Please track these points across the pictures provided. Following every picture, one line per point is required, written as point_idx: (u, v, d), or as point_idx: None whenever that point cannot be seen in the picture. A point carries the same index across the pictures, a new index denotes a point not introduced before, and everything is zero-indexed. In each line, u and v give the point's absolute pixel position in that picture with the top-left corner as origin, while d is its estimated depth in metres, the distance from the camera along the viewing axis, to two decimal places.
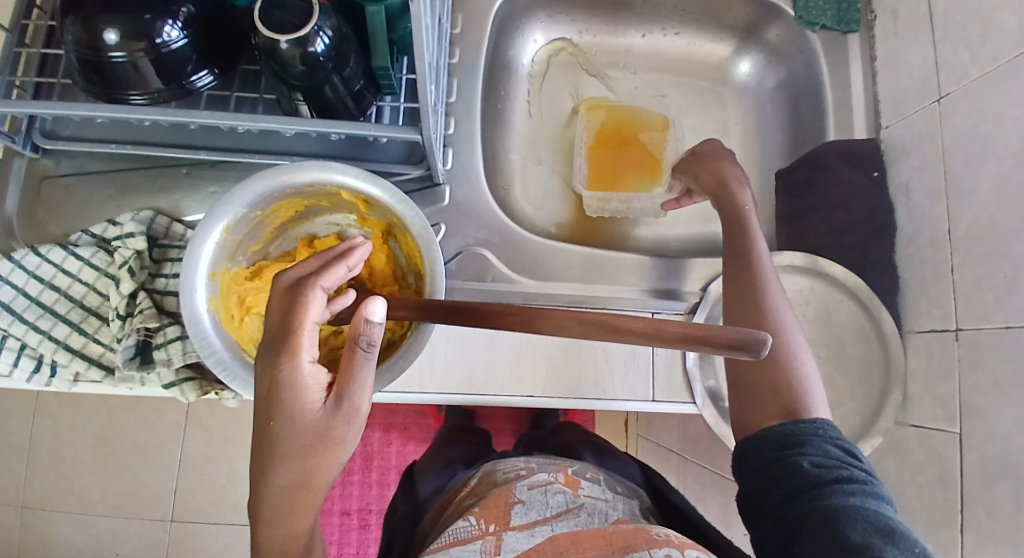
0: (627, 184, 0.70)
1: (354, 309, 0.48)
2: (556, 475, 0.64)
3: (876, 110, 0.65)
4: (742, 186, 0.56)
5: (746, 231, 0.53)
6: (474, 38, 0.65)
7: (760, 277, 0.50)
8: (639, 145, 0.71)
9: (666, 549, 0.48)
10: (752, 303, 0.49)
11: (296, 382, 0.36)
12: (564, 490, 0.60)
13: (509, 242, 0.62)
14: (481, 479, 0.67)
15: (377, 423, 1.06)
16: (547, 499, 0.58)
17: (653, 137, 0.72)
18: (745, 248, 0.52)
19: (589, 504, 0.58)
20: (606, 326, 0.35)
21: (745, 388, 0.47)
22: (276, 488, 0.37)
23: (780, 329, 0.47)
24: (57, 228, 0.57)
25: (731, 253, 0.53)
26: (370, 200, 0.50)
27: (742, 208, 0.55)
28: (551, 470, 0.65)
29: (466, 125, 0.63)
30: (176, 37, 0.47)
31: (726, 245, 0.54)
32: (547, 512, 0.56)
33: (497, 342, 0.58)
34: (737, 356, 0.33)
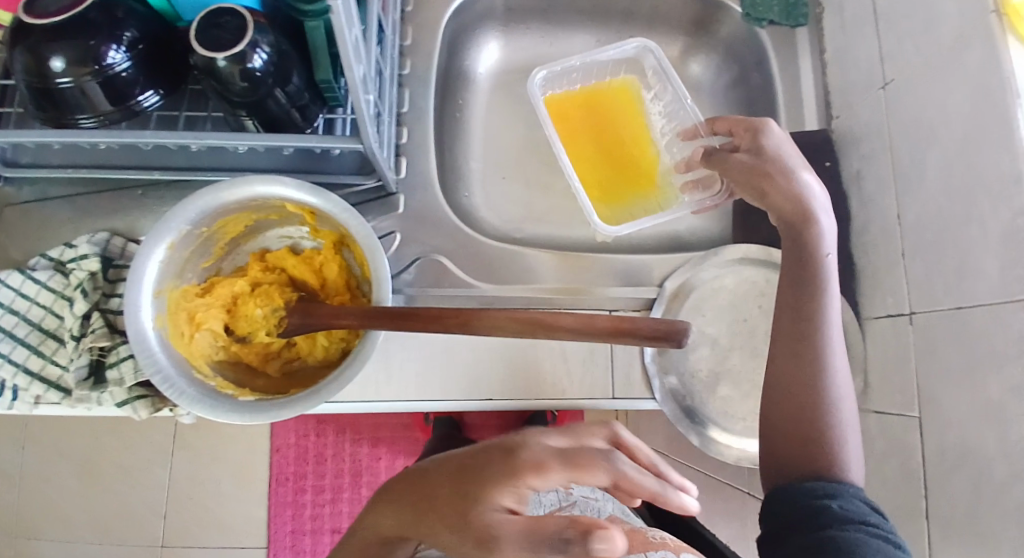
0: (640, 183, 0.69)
1: (301, 318, 0.49)
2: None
3: (825, 102, 0.65)
4: (817, 214, 0.50)
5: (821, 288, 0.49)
6: (425, 47, 0.65)
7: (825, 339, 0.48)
8: (630, 131, 0.70)
9: (666, 551, 0.45)
10: (807, 379, 0.47)
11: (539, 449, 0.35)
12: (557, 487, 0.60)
13: (467, 247, 0.62)
14: None
15: None
16: (541, 497, 0.57)
17: (636, 112, 0.71)
18: (811, 314, 0.49)
19: (579, 500, 0.58)
20: (540, 325, 0.39)
21: (778, 447, 0.48)
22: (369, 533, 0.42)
23: (832, 417, 0.47)
24: (16, 252, 0.58)
25: (799, 306, 0.49)
26: (316, 211, 0.50)
27: (822, 258, 0.49)
28: None
29: (420, 133, 0.63)
30: (122, 60, 0.48)
31: (792, 294, 0.50)
32: (541, 509, 0.54)
33: (454, 347, 0.58)
34: (660, 345, 0.36)
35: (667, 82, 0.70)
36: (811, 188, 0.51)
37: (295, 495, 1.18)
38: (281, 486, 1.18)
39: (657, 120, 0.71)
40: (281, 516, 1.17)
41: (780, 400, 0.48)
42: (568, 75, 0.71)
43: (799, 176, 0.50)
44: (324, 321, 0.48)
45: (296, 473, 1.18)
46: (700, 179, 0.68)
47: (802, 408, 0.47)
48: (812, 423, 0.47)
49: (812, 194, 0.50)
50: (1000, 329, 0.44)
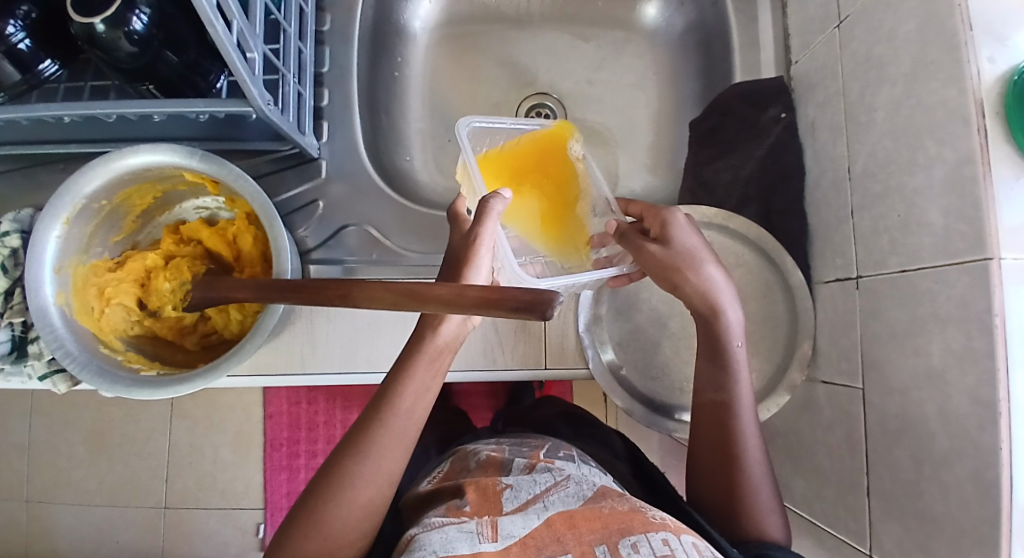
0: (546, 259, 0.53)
1: (204, 291, 0.48)
2: (528, 455, 0.53)
3: (785, 45, 0.59)
4: (718, 302, 0.46)
5: (728, 391, 0.47)
6: (345, 3, 0.61)
7: (738, 421, 0.47)
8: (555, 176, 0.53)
9: (663, 533, 0.38)
10: (727, 467, 0.46)
11: (440, 340, 0.44)
12: (550, 466, 0.49)
13: (394, 215, 0.60)
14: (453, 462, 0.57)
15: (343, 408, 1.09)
16: (531, 477, 0.47)
17: (560, 167, 0.53)
18: (726, 415, 0.47)
19: (574, 474, 0.48)
20: (411, 296, 0.36)
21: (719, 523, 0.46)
22: (350, 519, 0.41)
23: (760, 497, 0.45)
24: None
25: (707, 386, 0.48)
26: (216, 180, 0.49)
27: (728, 352, 0.47)
28: (524, 452, 0.55)
29: (343, 96, 0.60)
30: (20, 35, 0.47)
31: (705, 375, 0.48)
32: (535, 486, 0.45)
33: (379, 319, 0.56)
34: (529, 318, 0.33)
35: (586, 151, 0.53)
36: (710, 271, 0.46)
37: (290, 460, 1.21)
38: (275, 452, 1.21)
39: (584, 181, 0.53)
40: (276, 481, 1.21)
41: (710, 479, 0.47)
42: (500, 133, 0.54)
43: (704, 269, 0.46)
44: (224, 294, 0.47)
45: (289, 438, 1.21)
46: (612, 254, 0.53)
47: (731, 492, 0.45)
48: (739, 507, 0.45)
49: (710, 279, 0.46)
50: (942, 290, 0.39)
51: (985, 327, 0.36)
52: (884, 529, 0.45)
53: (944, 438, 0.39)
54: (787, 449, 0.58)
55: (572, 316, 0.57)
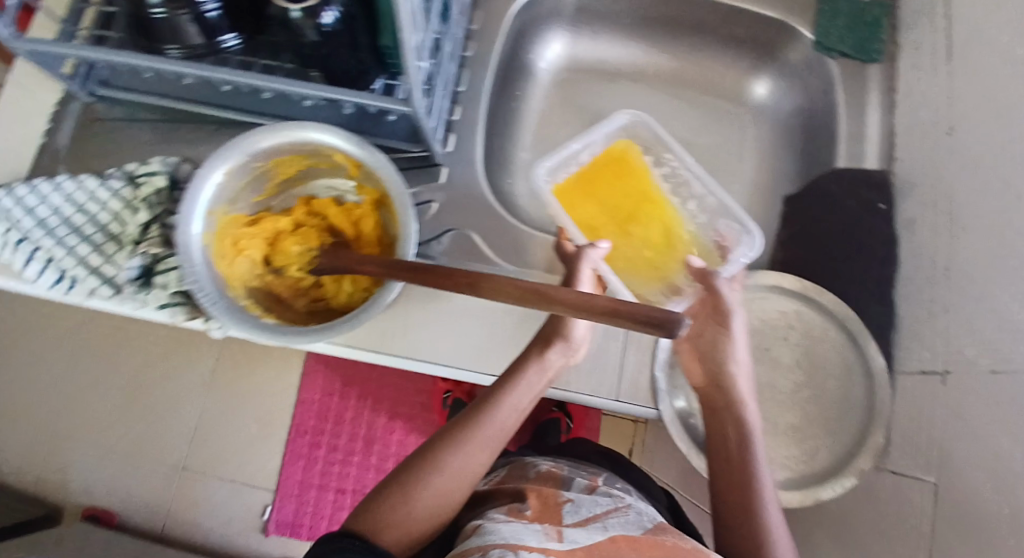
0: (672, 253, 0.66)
1: (330, 261, 0.53)
2: (586, 478, 0.55)
3: (890, 143, 0.62)
4: (737, 381, 0.52)
5: (746, 430, 0.50)
6: (490, 34, 0.66)
7: (752, 457, 0.48)
8: (629, 182, 0.69)
9: None
10: (742, 494, 0.46)
11: (545, 365, 0.52)
12: (610, 493, 0.51)
13: (498, 227, 0.64)
14: (511, 469, 0.59)
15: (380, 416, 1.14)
16: (593, 498, 0.48)
17: (625, 174, 0.69)
18: (743, 455, 0.48)
19: (633, 504, 0.49)
20: (541, 296, 0.40)
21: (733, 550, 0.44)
22: (430, 507, 0.44)
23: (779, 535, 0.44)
24: (100, 162, 0.65)
25: (716, 426, 0.52)
26: (362, 164, 0.54)
27: (740, 401, 0.51)
28: (584, 474, 0.56)
29: (471, 114, 0.66)
30: (212, 5, 0.52)
31: (721, 415, 0.52)
32: (597, 508, 0.46)
33: (469, 321, 0.59)
34: (654, 333, 0.36)
35: (666, 148, 0.69)
36: (737, 351, 0.54)
37: (310, 449, 1.23)
38: (298, 437, 1.23)
39: (669, 187, 0.70)
40: (292, 467, 1.22)
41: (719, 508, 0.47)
42: (565, 163, 0.67)
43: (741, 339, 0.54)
44: (349, 265, 0.51)
45: (314, 427, 1.23)
46: (730, 238, 0.65)
47: (745, 517, 0.44)
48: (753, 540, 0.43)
49: (734, 358, 0.53)
50: None
51: None
52: None
53: (1016, 540, 0.39)
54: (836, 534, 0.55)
55: (649, 356, 0.57)
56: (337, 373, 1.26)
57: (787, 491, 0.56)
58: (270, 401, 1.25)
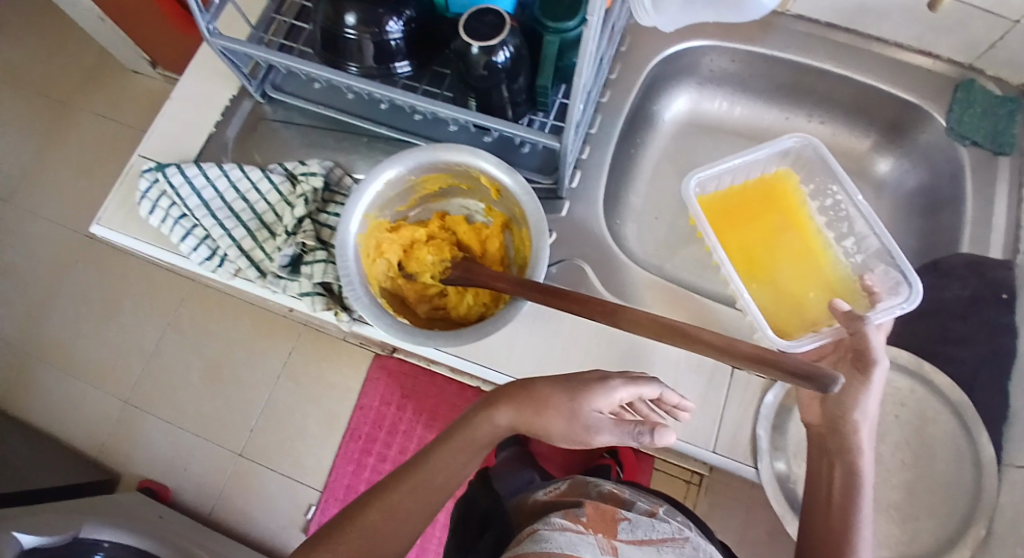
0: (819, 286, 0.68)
1: (463, 274, 0.56)
2: (647, 504, 0.55)
3: (1017, 234, 0.62)
4: (857, 429, 0.51)
5: (856, 474, 0.51)
6: (626, 85, 0.71)
7: (857, 498, 0.50)
8: (783, 207, 0.72)
9: None
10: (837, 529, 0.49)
11: (589, 403, 0.44)
12: (670, 521, 0.51)
13: (610, 264, 0.66)
14: (571, 486, 0.60)
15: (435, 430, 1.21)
16: (651, 523, 0.48)
17: (779, 199, 0.72)
18: (850, 494, 0.50)
19: (693, 539, 0.49)
20: (681, 333, 0.41)
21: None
22: (405, 502, 0.44)
23: None
24: (260, 157, 0.72)
25: (831, 457, 0.52)
26: (503, 190, 0.58)
27: (856, 446, 0.51)
28: (647, 501, 0.56)
29: (599, 153, 0.70)
30: (396, 30, 0.58)
31: (831, 453, 0.52)
32: (654, 534, 0.46)
33: (575, 348, 0.61)
34: (802, 386, 0.37)
35: (833, 179, 0.71)
36: (867, 402, 0.51)
37: (361, 455, 1.25)
38: (351, 442, 1.26)
39: (826, 220, 0.72)
40: (342, 471, 1.24)
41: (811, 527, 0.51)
42: (724, 171, 0.72)
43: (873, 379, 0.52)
44: (482, 280, 0.55)
45: (368, 434, 1.26)
46: (884, 285, 0.63)
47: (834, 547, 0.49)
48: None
49: (861, 409, 0.51)
50: None
51: None
52: None
53: None
54: None
55: (751, 413, 0.58)
56: (398, 383, 1.28)
57: None
58: (333, 398, 1.29)
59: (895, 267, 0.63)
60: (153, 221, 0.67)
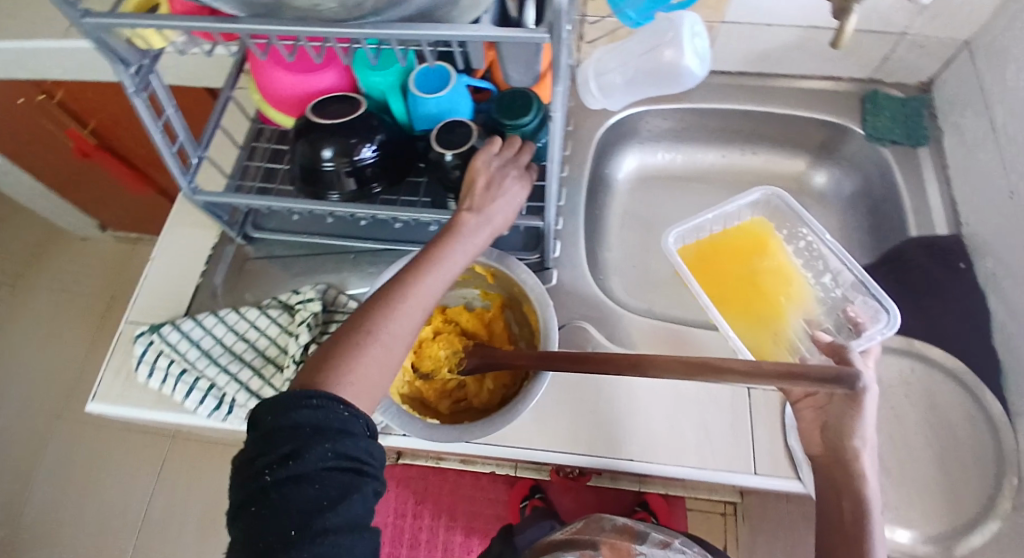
0: (801, 324, 0.69)
1: (479, 359, 0.58)
2: (661, 532, 0.67)
3: (953, 211, 0.70)
4: (861, 457, 0.50)
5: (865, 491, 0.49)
6: (580, 158, 0.79)
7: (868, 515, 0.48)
8: (756, 253, 0.74)
9: None
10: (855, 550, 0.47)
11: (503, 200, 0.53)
12: (685, 549, 0.64)
13: (607, 319, 0.70)
14: (589, 522, 0.70)
15: (459, 527, 1.21)
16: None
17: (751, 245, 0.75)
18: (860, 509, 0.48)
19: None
20: (710, 367, 0.43)
21: None
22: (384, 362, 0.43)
23: None
24: (251, 295, 0.74)
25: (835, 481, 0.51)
26: (499, 273, 0.62)
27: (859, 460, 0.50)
28: (662, 530, 0.68)
29: (572, 222, 0.75)
30: (369, 155, 0.63)
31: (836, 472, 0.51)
32: None
33: (601, 405, 0.62)
34: (832, 389, 0.39)
35: (802, 223, 0.74)
36: (865, 428, 0.51)
37: None
38: None
39: (802, 261, 0.74)
40: None
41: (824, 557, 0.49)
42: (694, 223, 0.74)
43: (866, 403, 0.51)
44: (500, 360, 0.56)
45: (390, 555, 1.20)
46: (866, 314, 0.65)
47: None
48: None
49: (859, 435, 0.50)
50: None
51: None
52: None
53: None
54: None
55: (779, 427, 0.60)
56: (410, 491, 1.24)
57: (930, 545, 0.56)
58: None
59: (872, 297, 0.65)
60: (154, 384, 0.66)
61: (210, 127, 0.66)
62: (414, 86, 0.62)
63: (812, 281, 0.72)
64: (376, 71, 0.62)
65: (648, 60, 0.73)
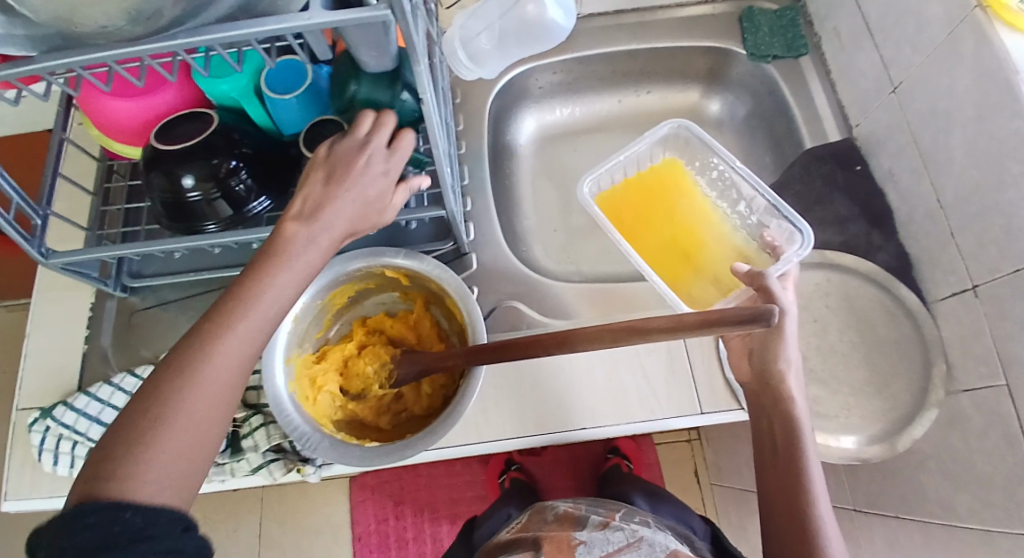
0: (726, 258, 0.69)
1: (409, 369, 0.55)
2: (601, 513, 0.71)
3: (843, 115, 0.72)
4: (787, 380, 0.52)
5: (790, 410, 0.51)
6: (475, 131, 0.74)
7: (797, 432, 0.51)
8: (674, 191, 0.72)
9: None
10: (790, 466, 0.50)
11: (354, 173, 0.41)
12: (621, 526, 0.67)
13: (535, 292, 0.67)
14: (532, 516, 0.76)
15: (444, 516, 1.20)
16: (606, 538, 0.65)
17: (667, 184, 0.73)
18: (790, 425, 0.51)
19: (646, 537, 0.65)
20: (633, 330, 0.43)
21: (769, 503, 0.51)
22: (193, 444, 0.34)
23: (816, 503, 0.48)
24: (148, 350, 0.67)
25: (765, 402, 0.53)
26: (411, 272, 0.58)
27: (784, 383, 0.52)
28: (601, 510, 0.73)
29: (481, 200, 0.72)
30: (240, 174, 0.58)
31: (766, 395, 0.53)
32: (609, 547, 0.64)
33: (544, 381, 0.61)
34: (752, 328, 0.40)
35: (712, 153, 0.73)
36: (787, 349, 0.53)
37: None
38: None
39: (716, 190, 0.74)
40: None
41: (763, 476, 0.52)
42: (607, 169, 0.72)
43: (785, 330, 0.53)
44: (430, 365, 0.54)
45: None
46: (782, 238, 0.66)
47: (789, 490, 0.49)
48: (797, 512, 0.48)
49: (783, 356, 0.53)
50: None
51: None
52: None
53: None
54: (938, 474, 0.55)
55: (716, 361, 0.61)
56: (386, 494, 1.23)
57: (875, 444, 0.59)
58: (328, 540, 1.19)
59: (786, 219, 0.66)
60: (63, 471, 0.59)
61: (48, 183, 0.57)
62: (268, 88, 0.57)
63: (730, 211, 0.73)
64: (219, 81, 0.55)
65: (512, 18, 0.70)
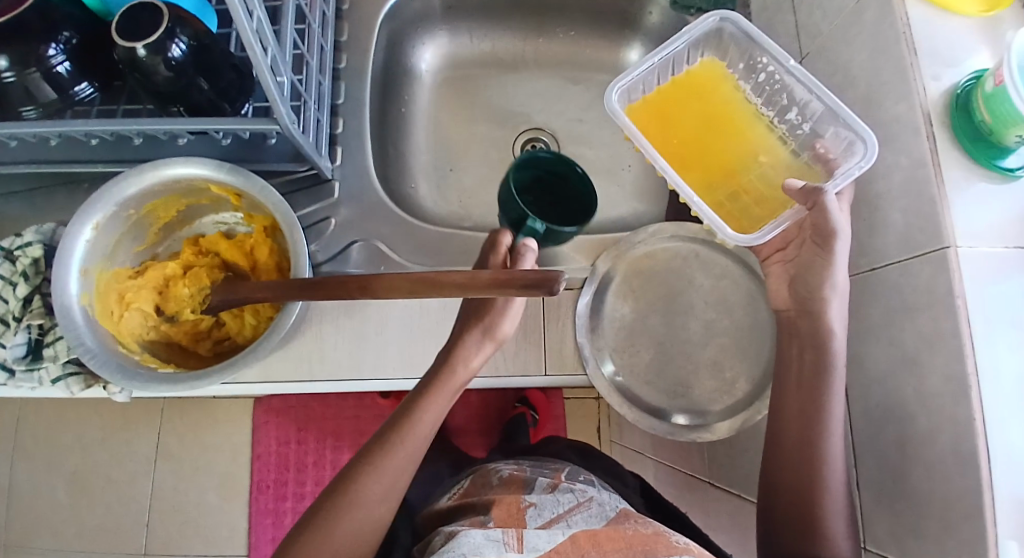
0: (775, 171, 0.56)
1: (223, 296, 0.51)
2: (550, 476, 0.55)
3: None
4: (829, 306, 0.47)
5: (824, 367, 0.47)
6: (362, 44, 0.67)
7: (828, 388, 0.47)
8: (710, 99, 0.59)
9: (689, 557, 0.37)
10: (807, 430, 0.47)
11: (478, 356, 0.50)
12: (572, 487, 0.51)
13: (401, 229, 0.63)
14: (475, 479, 0.59)
15: (347, 445, 1.16)
16: (555, 497, 0.48)
17: (705, 93, 0.59)
18: (817, 381, 0.48)
19: (596, 496, 0.50)
20: (428, 282, 0.40)
21: (782, 460, 0.49)
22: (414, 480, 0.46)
23: (826, 470, 0.46)
24: None
25: (798, 344, 0.49)
26: (239, 192, 0.53)
27: (827, 332, 0.47)
28: (548, 471, 0.57)
29: (356, 123, 0.65)
30: (61, 59, 0.51)
31: (803, 345, 0.49)
32: (560, 508, 0.46)
33: (385, 325, 0.58)
34: (537, 293, 0.37)
35: (760, 49, 0.58)
36: (837, 275, 0.47)
37: (276, 502, 1.14)
38: (261, 494, 1.15)
39: (763, 96, 0.59)
40: (262, 525, 1.13)
41: (780, 428, 0.50)
42: (636, 81, 0.59)
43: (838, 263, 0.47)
44: (243, 295, 0.50)
45: (276, 480, 1.15)
46: (840, 149, 0.52)
47: (804, 457, 0.47)
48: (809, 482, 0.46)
49: (828, 283, 0.47)
50: (908, 280, 0.44)
51: (952, 308, 0.39)
52: (872, 513, 0.47)
53: (924, 420, 0.41)
54: None
55: (570, 323, 0.59)
56: (292, 418, 1.17)
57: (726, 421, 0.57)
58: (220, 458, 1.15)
59: (844, 124, 0.51)
60: None
61: None
62: None
63: (778, 120, 0.58)
64: None
65: None
